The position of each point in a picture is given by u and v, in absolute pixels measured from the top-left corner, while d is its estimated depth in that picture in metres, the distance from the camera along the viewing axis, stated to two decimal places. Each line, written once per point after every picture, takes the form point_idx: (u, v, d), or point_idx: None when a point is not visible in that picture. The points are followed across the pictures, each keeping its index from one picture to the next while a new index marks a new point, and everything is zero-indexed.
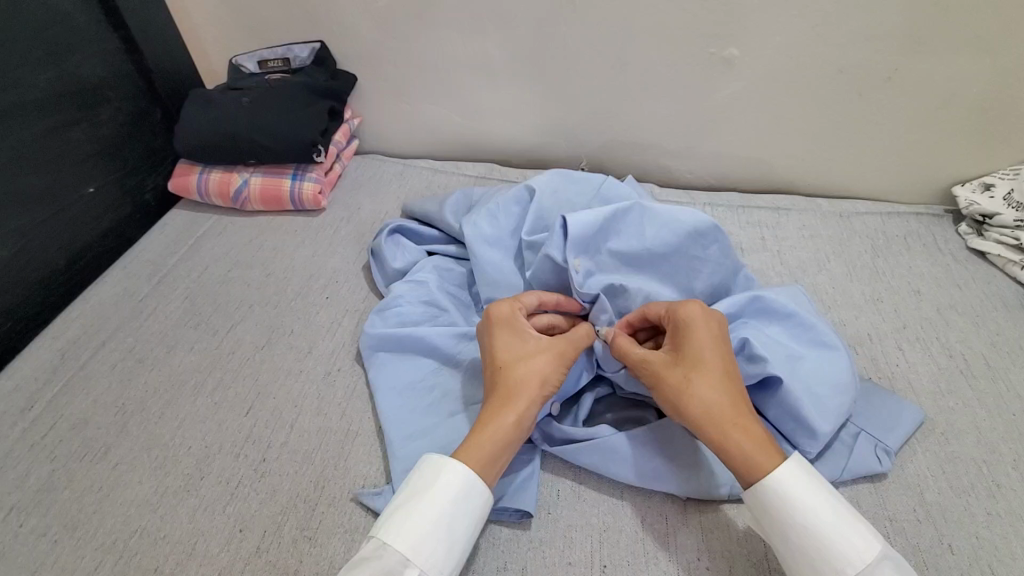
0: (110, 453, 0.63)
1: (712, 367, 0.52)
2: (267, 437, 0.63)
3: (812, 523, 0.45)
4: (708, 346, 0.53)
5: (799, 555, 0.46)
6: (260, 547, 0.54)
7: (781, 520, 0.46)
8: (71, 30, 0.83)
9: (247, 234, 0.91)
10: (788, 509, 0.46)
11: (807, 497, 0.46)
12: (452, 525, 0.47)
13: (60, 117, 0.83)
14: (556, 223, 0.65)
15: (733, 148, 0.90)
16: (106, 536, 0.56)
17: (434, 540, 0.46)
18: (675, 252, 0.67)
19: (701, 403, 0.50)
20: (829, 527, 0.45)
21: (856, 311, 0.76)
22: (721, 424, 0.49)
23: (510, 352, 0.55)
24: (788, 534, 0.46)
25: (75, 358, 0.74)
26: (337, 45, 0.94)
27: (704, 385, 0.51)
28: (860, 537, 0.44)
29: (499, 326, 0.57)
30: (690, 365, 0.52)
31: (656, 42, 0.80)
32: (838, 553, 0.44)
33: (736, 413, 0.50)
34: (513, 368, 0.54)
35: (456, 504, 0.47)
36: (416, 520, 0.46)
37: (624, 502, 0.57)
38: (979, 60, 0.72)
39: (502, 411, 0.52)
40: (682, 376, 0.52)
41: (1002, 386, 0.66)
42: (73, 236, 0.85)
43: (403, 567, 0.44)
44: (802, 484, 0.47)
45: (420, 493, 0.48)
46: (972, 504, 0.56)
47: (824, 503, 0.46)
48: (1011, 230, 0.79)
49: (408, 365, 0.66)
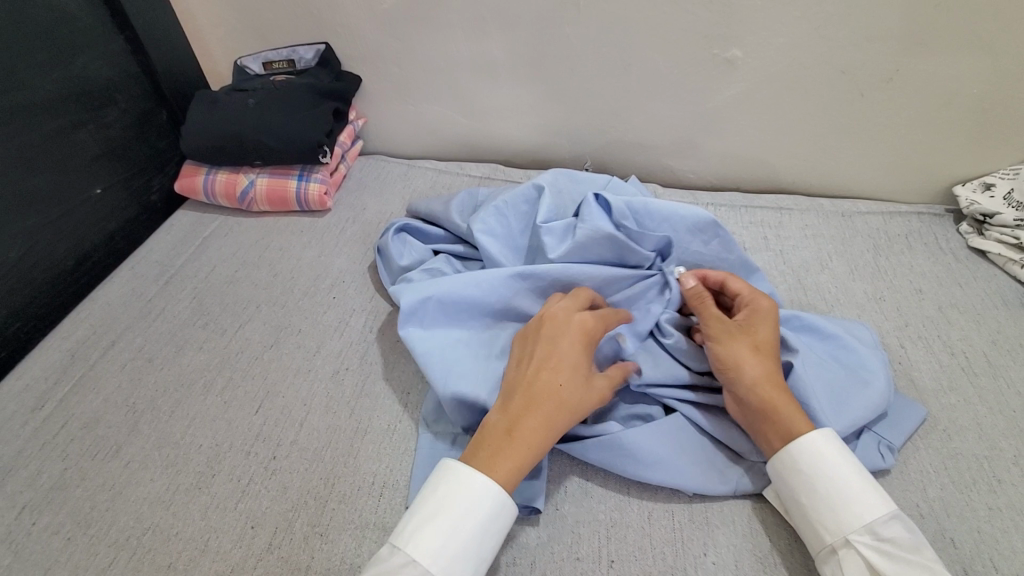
0: (121, 451, 0.64)
1: (771, 350, 0.56)
2: (276, 435, 0.63)
3: (830, 475, 0.49)
4: (774, 331, 0.57)
5: (818, 503, 0.49)
6: (271, 543, 0.55)
7: (801, 474, 0.50)
8: (78, 32, 0.83)
9: (254, 235, 0.92)
10: (811, 461, 0.50)
11: (831, 452, 0.50)
12: (480, 544, 0.47)
13: (67, 118, 0.83)
14: (592, 199, 0.72)
15: (736, 149, 0.91)
16: (119, 533, 0.57)
17: (466, 561, 0.47)
18: (675, 246, 0.70)
19: (763, 370, 0.54)
20: (849, 479, 0.48)
21: (859, 309, 0.77)
22: (777, 392, 0.53)
23: (576, 371, 0.54)
24: (807, 486, 0.49)
25: (85, 358, 0.74)
26: (342, 46, 0.94)
27: (767, 361, 0.55)
28: (874, 491, 0.48)
29: (578, 338, 0.56)
30: (758, 341, 0.56)
31: (658, 43, 0.81)
32: (856, 501, 0.47)
33: (785, 389, 0.54)
34: (573, 393, 0.53)
35: (489, 527, 0.48)
36: (446, 538, 0.47)
37: (632, 498, 0.57)
38: (978, 60, 0.73)
39: (540, 432, 0.51)
40: (748, 348, 0.56)
41: (1003, 383, 0.67)
42: (81, 237, 0.86)
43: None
44: (825, 441, 0.50)
45: (447, 509, 0.48)
46: (975, 499, 0.57)
47: (842, 459, 0.49)
48: (1011, 229, 0.80)
49: (445, 329, 0.65)
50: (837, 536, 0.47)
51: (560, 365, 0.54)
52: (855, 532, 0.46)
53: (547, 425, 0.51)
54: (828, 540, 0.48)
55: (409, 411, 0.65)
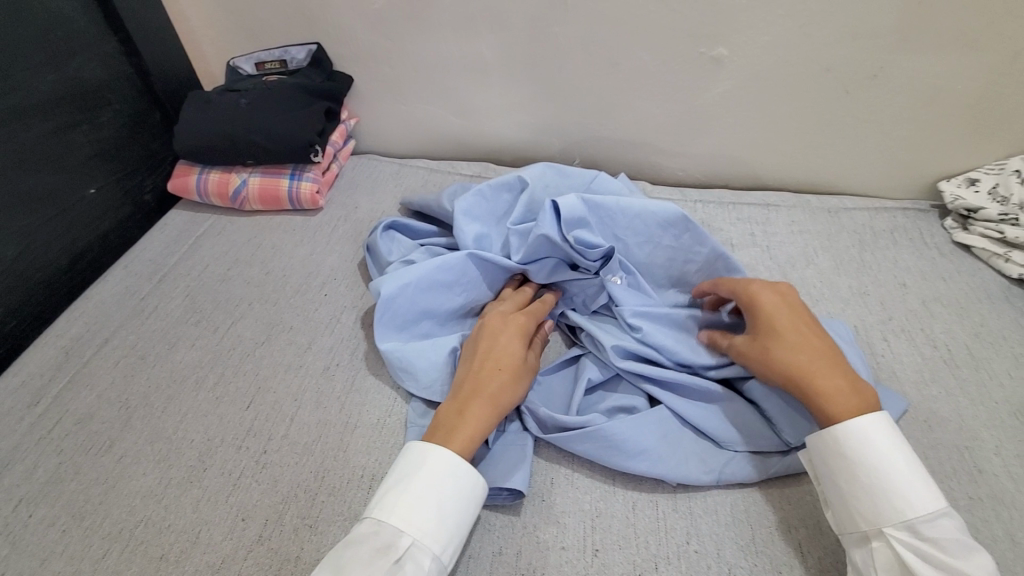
0: (114, 446, 0.65)
1: (785, 330, 0.56)
2: (267, 430, 0.64)
3: (885, 468, 0.48)
4: (783, 312, 0.57)
5: (859, 492, 0.48)
6: (262, 535, 0.56)
7: (853, 460, 0.49)
8: (72, 34, 0.84)
9: (246, 233, 0.92)
10: (860, 449, 0.49)
11: (882, 444, 0.49)
12: (442, 500, 0.49)
13: (61, 119, 0.84)
14: (547, 204, 0.67)
15: (723, 146, 0.92)
16: (113, 526, 0.58)
17: (424, 510, 0.48)
18: (647, 241, 0.70)
19: (782, 359, 0.54)
20: (898, 474, 0.47)
21: (844, 303, 0.78)
22: (805, 373, 0.53)
23: (515, 357, 0.59)
24: (855, 474, 0.49)
25: (79, 355, 0.75)
26: (334, 47, 0.95)
27: (782, 346, 0.55)
28: (928, 491, 0.47)
29: (514, 330, 0.61)
30: (764, 336, 0.56)
31: (646, 42, 0.82)
32: (901, 497, 0.47)
33: (818, 364, 0.53)
34: (512, 377, 0.57)
35: (442, 475, 0.50)
36: (406, 497, 0.49)
37: (616, 488, 0.58)
38: (960, 57, 0.74)
39: (486, 414, 0.54)
40: (760, 348, 0.56)
41: (985, 375, 0.68)
42: (75, 236, 0.87)
43: (396, 537, 0.47)
44: (886, 434, 0.49)
45: (407, 472, 0.51)
46: (955, 488, 0.58)
47: (900, 455, 0.49)
48: (995, 224, 0.81)
49: (418, 317, 0.70)
50: (872, 527, 0.47)
51: (498, 355, 0.58)
52: (893, 527, 0.46)
53: (491, 407, 0.55)
54: (862, 527, 0.48)
55: (398, 406, 0.65)
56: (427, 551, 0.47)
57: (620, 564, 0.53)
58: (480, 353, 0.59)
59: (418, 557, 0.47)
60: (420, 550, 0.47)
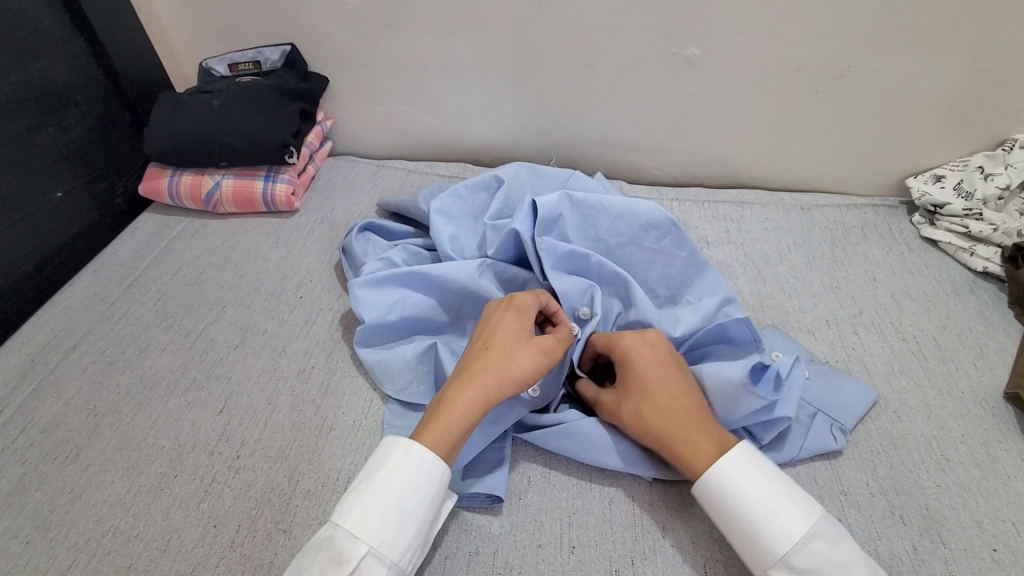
0: (82, 454, 0.63)
1: (655, 389, 0.54)
2: (241, 434, 0.63)
3: (749, 510, 0.48)
4: (652, 369, 0.55)
5: (738, 538, 0.49)
6: (235, 541, 0.55)
7: (721, 512, 0.49)
8: (36, 35, 0.82)
9: (220, 236, 0.91)
10: (723, 499, 0.49)
11: (738, 486, 0.49)
12: (402, 502, 0.48)
13: (26, 121, 0.82)
14: (525, 201, 0.68)
15: (699, 146, 0.93)
16: (79, 536, 0.56)
17: (382, 515, 0.47)
18: (629, 242, 0.71)
19: (653, 418, 0.53)
20: (761, 512, 0.48)
21: (815, 298, 0.79)
22: (673, 436, 0.52)
23: (507, 338, 0.56)
24: (729, 522, 0.49)
25: (45, 362, 0.73)
26: (308, 47, 0.94)
27: (653, 407, 0.54)
28: (791, 520, 0.47)
29: (508, 309, 0.58)
30: (637, 396, 0.55)
31: (619, 42, 0.83)
32: (768, 535, 0.47)
33: (687, 428, 0.52)
34: (497, 356, 0.54)
35: (405, 475, 0.49)
36: (365, 499, 0.48)
37: (592, 485, 0.58)
38: (924, 57, 0.76)
39: (466, 394, 0.52)
40: (632, 404, 0.55)
41: (951, 366, 0.69)
42: (41, 240, 0.85)
43: (351, 544, 0.46)
44: (741, 475, 0.49)
45: (370, 474, 0.50)
46: (923, 478, 0.59)
47: (757, 491, 0.48)
48: (960, 219, 0.83)
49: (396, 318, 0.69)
50: (759, 569, 0.47)
51: (490, 337, 0.56)
52: (773, 566, 0.47)
53: (478, 389, 0.53)
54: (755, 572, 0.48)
55: (374, 407, 0.65)
56: (383, 559, 0.46)
57: (596, 560, 0.53)
58: (475, 337, 0.58)
59: (374, 565, 0.46)
60: (376, 558, 0.46)
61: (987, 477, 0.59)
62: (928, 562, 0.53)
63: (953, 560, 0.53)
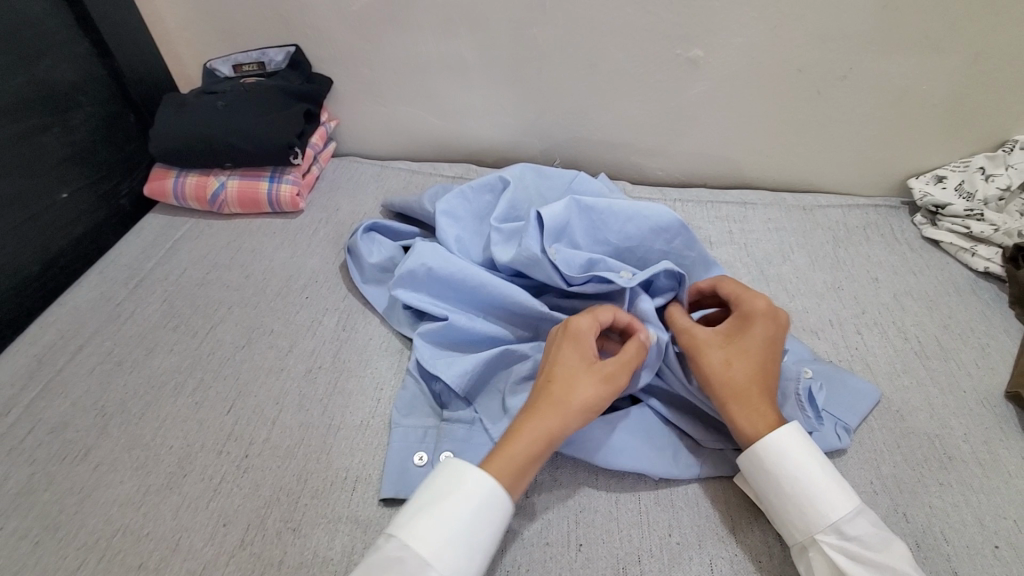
0: (90, 454, 0.63)
1: (757, 359, 0.56)
2: (249, 434, 0.64)
3: (804, 479, 0.50)
4: (764, 340, 0.56)
5: (788, 505, 0.51)
6: (243, 540, 0.55)
7: (777, 478, 0.51)
8: (42, 36, 0.83)
9: (226, 237, 0.91)
10: (780, 465, 0.51)
11: (796, 454, 0.51)
12: (473, 532, 0.48)
13: (32, 122, 0.82)
14: (530, 215, 0.69)
15: (701, 148, 0.93)
16: (88, 536, 0.57)
17: (455, 544, 0.47)
18: (639, 245, 0.71)
19: (740, 371, 0.55)
20: (816, 481, 0.50)
21: (818, 298, 0.79)
22: (738, 392, 0.54)
23: (573, 371, 0.54)
24: (781, 488, 0.51)
25: (52, 363, 0.73)
26: (312, 49, 0.95)
27: (743, 364, 0.55)
28: (842, 491, 0.50)
29: (575, 343, 0.56)
30: (734, 351, 0.56)
31: (622, 43, 0.83)
32: (821, 502, 0.49)
33: (759, 395, 0.54)
34: (563, 391, 0.53)
35: (477, 505, 0.48)
36: (435, 525, 0.47)
37: (600, 484, 0.59)
38: (924, 58, 0.77)
39: (531, 428, 0.52)
40: (726, 352, 0.56)
41: (954, 365, 0.70)
42: (47, 241, 0.85)
43: (424, 571, 0.45)
44: (798, 447, 0.52)
45: (440, 498, 0.49)
46: (926, 476, 0.60)
47: (812, 462, 0.51)
48: (962, 219, 0.83)
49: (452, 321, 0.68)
50: (806, 535, 0.50)
51: (556, 371, 0.54)
52: (822, 532, 0.49)
53: (544, 424, 0.52)
54: (798, 537, 0.50)
55: (382, 407, 0.65)
56: None
57: (604, 557, 0.53)
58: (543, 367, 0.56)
59: None
60: None
61: (990, 475, 0.60)
62: (932, 559, 0.54)
63: (957, 557, 0.54)
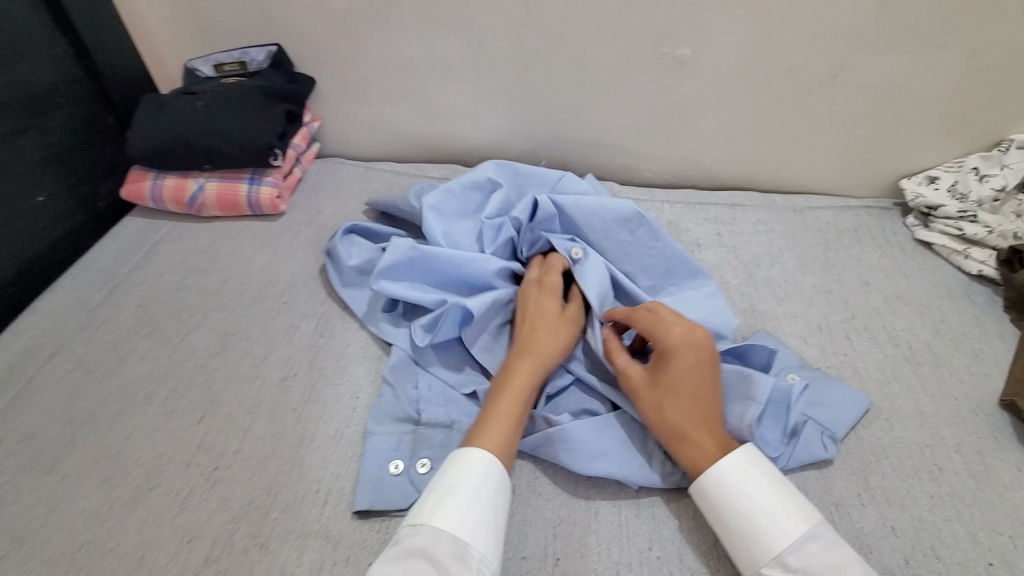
0: (57, 466, 0.62)
1: (687, 394, 0.54)
2: (220, 445, 0.62)
3: (748, 509, 0.49)
4: (691, 368, 0.55)
5: (733, 538, 0.49)
6: (210, 557, 0.53)
7: (720, 509, 0.50)
8: (18, 36, 0.81)
9: (205, 240, 0.90)
10: (723, 496, 0.50)
11: (737, 483, 0.50)
12: (497, 506, 0.50)
13: (8, 124, 0.81)
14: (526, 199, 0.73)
15: (690, 149, 0.91)
16: (53, 551, 0.55)
17: (485, 522, 0.48)
18: (599, 236, 0.71)
19: (675, 416, 0.54)
20: (759, 510, 0.48)
21: (807, 302, 0.77)
22: (678, 436, 0.53)
23: (550, 315, 0.63)
24: (725, 520, 0.50)
25: (23, 371, 0.72)
26: (295, 48, 0.93)
27: (675, 407, 0.54)
28: (787, 520, 0.48)
29: (545, 295, 0.64)
30: (665, 392, 0.55)
31: (609, 42, 0.81)
32: (764, 532, 0.48)
33: (699, 434, 0.53)
34: (547, 334, 0.61)
35: (498, 477, 0.51)
36: (465, 506, 0.48)
37: (579, 495, 0.57)
38: (917, 57, 0.75)
39: (528, 366, 0.58)
40: (656, 397, 0.55)
41: (945, 372, 0.68)
42: (23, 244, 0.83)
43: (461, 550, 0.46)
44: (740, 475, 0.50)
45: (462, 479, 0.50)
46: (916, 488, 0.58)
47: (756, 490, 0.49)
48: (955, 221, 0.82)
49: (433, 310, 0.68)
50: (752, 568, 0.48)
51: (536, 320, 0.62)
52: (767, 565, 0.47)
53: (539, 361, 0.59)
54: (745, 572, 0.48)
55: (357, 416, 0.64)
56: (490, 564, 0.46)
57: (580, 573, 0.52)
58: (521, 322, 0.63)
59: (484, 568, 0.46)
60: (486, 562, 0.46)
61: (981, 486, 0.58)
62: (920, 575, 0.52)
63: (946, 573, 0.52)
